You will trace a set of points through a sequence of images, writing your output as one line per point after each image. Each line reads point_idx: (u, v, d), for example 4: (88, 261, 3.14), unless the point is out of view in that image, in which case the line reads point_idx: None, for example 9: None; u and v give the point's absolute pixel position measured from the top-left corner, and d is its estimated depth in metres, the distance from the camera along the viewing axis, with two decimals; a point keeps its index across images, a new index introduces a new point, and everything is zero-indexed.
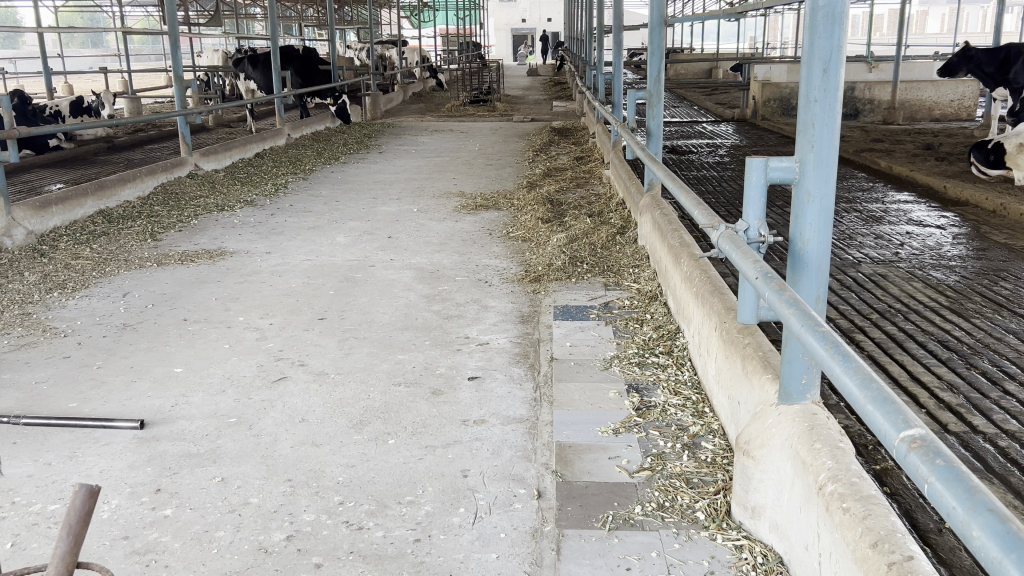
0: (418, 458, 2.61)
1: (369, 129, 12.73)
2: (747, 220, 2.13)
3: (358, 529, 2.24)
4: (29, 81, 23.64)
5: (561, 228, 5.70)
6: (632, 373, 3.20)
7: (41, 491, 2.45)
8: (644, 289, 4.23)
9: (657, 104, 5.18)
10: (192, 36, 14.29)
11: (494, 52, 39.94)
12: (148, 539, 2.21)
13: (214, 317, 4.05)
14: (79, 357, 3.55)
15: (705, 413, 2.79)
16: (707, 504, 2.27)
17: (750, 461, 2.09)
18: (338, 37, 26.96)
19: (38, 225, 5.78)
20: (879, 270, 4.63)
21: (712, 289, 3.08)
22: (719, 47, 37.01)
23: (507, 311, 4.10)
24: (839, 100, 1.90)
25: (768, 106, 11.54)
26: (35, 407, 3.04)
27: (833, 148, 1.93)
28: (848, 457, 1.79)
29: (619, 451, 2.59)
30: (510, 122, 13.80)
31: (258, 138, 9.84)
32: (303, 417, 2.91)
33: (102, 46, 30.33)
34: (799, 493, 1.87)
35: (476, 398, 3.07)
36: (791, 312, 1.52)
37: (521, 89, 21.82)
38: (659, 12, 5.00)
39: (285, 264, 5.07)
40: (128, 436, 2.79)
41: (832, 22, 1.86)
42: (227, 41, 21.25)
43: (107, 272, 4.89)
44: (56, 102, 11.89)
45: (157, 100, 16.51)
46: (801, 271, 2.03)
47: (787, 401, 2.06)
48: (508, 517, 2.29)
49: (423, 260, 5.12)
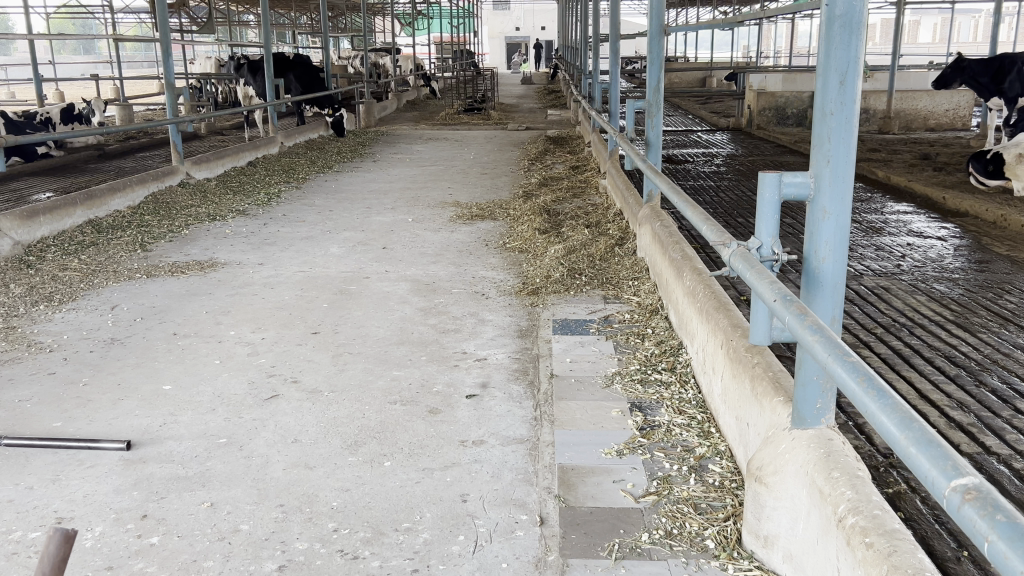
0: (416, 482, 2.52)
1: (363, 138, 12.63)
2: (760, 238, 2.02)
3: (353, 559, 2.15)
4: (21, 88, 23.66)
5: (558, 239, 5.63)
6: (634, 391, 3.12)
7: (21, 517, 2.35)
8: (645, 303, 4.15)
9: (657, 115, 5.10)
10: (186, 43, 14.20)
11: (489, 59, 39.83)
12: (133, 569, 2.11)
13: (205, 331, 3.95)
14: (65, 373, 3.45)
15: (711, 434, 2.71)
16: (717, 532, 2.18)
17: (763, 488, 2.01)
18: (333, 44, 27.03)
19: (26, 235, 5.66)
20: (881, 282, 4.57)
21: (716, 305, 2.99)
22: (714, 56, 36.82)
23: (505, 326, 4.01)
24: (855, 113, 1.82)
25: (764, 115, 11.49)
26: (18, 426, 2.94)
27: (849, 164, 1.86)
28: (868, 488, 1.71)
29: (624, 475, 2.50)
30: (506, 130, 13.73)
31: (251, 146, 9.74)
32: (296, 437, 2.82)
33: (95, 54, 30.40)
34: (815, 525, 1.79)
35: (474, 417, 2.98)
36: (815, 339, 1.42)
37: (514, 97, 21.84)
38: (658, 21, 4.92)
39: (278, 276, 4.98)
40: (115, 458, 2.69)
41: (850, 32, 1.78)
42: (221, 51, 21.33)
43: (95, 284, 4.79)
44: (46, 109, 11.77)
45: (150, 108, 16.42)
46: (816, 290, 1.94)
47: (801, 426, 1.98)
48: (510, 545, 2.20)
49: (419, 272, 5.04)
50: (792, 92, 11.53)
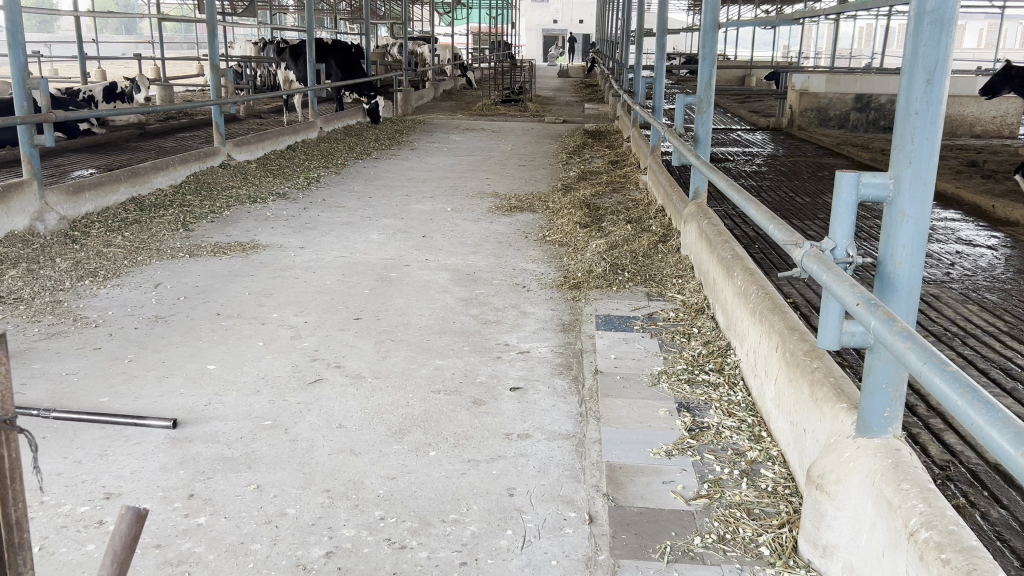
0: (461, 473, 2.50)
1: (401, 126, 12.61)
2: (834, 239, 1.95)
3: (401, 548, 2.13)
4: (64, 65, 24.04)
5: (600, 234, 5.57)
6: (681, 391, 3.07)
7: (70, 491, 2.35)
8: (690, 302, 4.10)
9: (707, 111, 5.03)
10: (228, 26, 14.27)
11: (525, 51, 39.73)
12: (181, 548, 2.10)
13: (248, 313, 3.96)
14: (111, 349, 3.47)
15: (762, 438, 2.65)
16: (772, 539, 2.13)
17: (824, 496, 1.96)
18: (371, 31, 26.99)
19: (71, 211, 5.73)
20: (932, 289, 4.46)
21: (771, 306, 2.93)
22: (752, 55, 36.41)
23: (547, 319, 3.97)
24: (942, 112, 1.76)
25: (806, 116, 11.29)
26: (65, 400, 2.96)
27: (932, 166, 1.80)
28: (941, 501, 1.66)
29: (674, 476, 2.46)
30: (542, 122, 13.64)
31: (291, 130, 9.77)
32: (341, 423, 2.80)
33: (135, 33, 30.86)
34: (881, 536, 1.74)
35: (519, 410, 2.95)
36: (907, 347, 1.37)
37: (551, 90, 21.70)
38: (713, 16, 4.87)
39: (319, 261, 4.97)
40: (161, 436, 2.69)
41: (940, 28, 1.72)
42: (261, 33, 21.46)
43: (139, 261, 4.83)
44: (91, 87, 11.89)
45: (189, 89, 16.54)
46: (890, 295, 1.88)
47: (866, 434, 1.93)
48: (559, 543, 2.16)
49: (459, 261, 5.01)
50: (836, 94, 11.33)
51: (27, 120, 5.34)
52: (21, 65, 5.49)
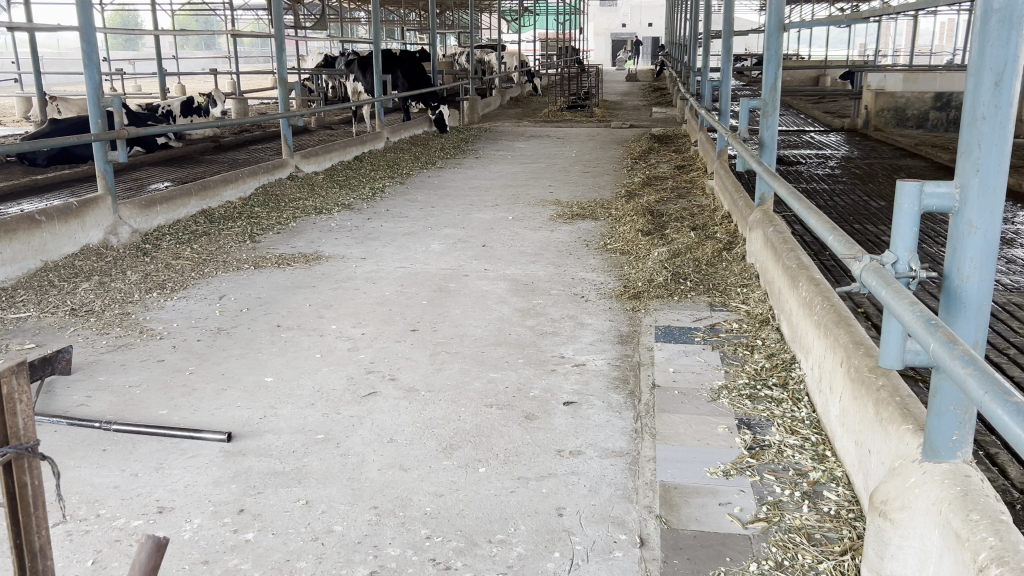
0: (510, 491, 2.45)
1: (467, 134, 12.67)
2: (896, 252, 1.84)
3: (445, 569, 2.09)
4: (148, 81, 24.88)
5: (662, 241, 5.46)
6: (742, 407, 2.96)
7: (125, 504, 2.39)
8: (754, 312, 3.97)
9: (772, 114, 4.88)
10: (299, 39, 14.51)
11: (593, 55, 39.44)
12: (228, 565, 2.11)
13: (307, 324, 4.00)
14: (173, 361, 3.54)
15: (826, 457, 2.53)
16: (833, 566, 2.02)
17: (887, 524, 1.85)
18: (440, 42, 27.24)
19: (143, 224, 5.89)
20: (1016, 298, 4.21)
21: (837, 319, 2.80)
22: (827, 54, 35.61)
23: (605, 331, 3.89)
24: (1011, 117, 1.65)
25: (882, 117, 10.89)
26: (127, 412, 3.02)
27: (1001, 174, 1.68)
28: (1013, 535, 1.53)
29: (731, 497, 2.36)
30: (608, 128, 13.53)
31: (358, 140, 9.90)
32: (392, 437, 2.79)
33: (216, 49, 31.88)
34: (948, 570, 1.63)
35: (572, 426, 2.89)
36: (969, 373, 1.27)
37: (619, 94, 21.51)
38: (776, 16, 4.70)
39: (380, 271, 5.00)
40: (216, 449, 2.72)
41: (1010, 27, 1.61)
42: (332, 46, 21.90)
43: (206, 273, 4.93)
44: (168, 102, 12.25)
45: (263, 102, 16.95)
46: (957, 312, 1.76)
47: (934, 459, 1.81)
48: (607, 566, 2.10)
49: (518, 271, 4.97)
50: (915, 92, 10.89)
51: (101, 136, 5.50)
52: (96, 83, 5.67)
